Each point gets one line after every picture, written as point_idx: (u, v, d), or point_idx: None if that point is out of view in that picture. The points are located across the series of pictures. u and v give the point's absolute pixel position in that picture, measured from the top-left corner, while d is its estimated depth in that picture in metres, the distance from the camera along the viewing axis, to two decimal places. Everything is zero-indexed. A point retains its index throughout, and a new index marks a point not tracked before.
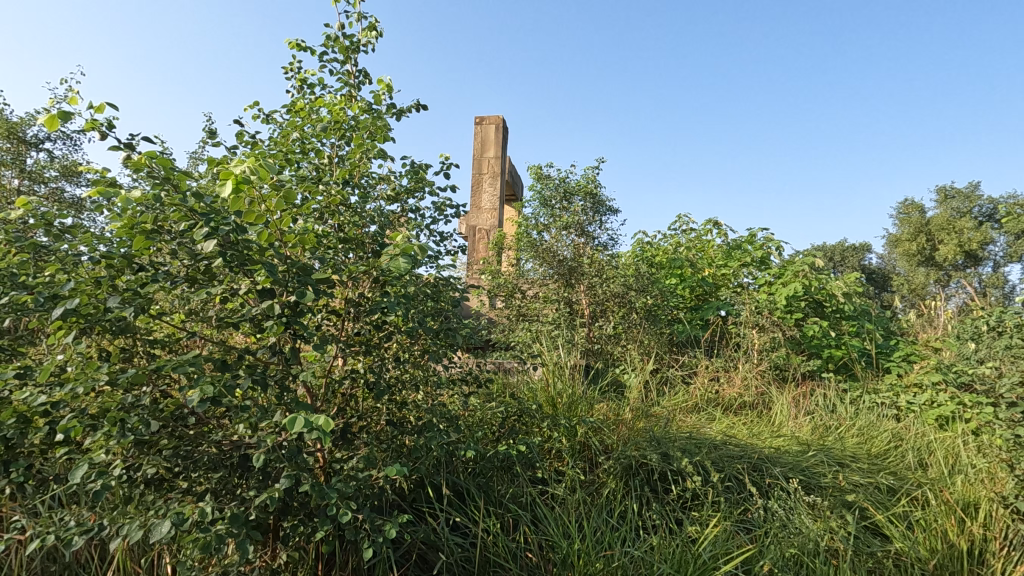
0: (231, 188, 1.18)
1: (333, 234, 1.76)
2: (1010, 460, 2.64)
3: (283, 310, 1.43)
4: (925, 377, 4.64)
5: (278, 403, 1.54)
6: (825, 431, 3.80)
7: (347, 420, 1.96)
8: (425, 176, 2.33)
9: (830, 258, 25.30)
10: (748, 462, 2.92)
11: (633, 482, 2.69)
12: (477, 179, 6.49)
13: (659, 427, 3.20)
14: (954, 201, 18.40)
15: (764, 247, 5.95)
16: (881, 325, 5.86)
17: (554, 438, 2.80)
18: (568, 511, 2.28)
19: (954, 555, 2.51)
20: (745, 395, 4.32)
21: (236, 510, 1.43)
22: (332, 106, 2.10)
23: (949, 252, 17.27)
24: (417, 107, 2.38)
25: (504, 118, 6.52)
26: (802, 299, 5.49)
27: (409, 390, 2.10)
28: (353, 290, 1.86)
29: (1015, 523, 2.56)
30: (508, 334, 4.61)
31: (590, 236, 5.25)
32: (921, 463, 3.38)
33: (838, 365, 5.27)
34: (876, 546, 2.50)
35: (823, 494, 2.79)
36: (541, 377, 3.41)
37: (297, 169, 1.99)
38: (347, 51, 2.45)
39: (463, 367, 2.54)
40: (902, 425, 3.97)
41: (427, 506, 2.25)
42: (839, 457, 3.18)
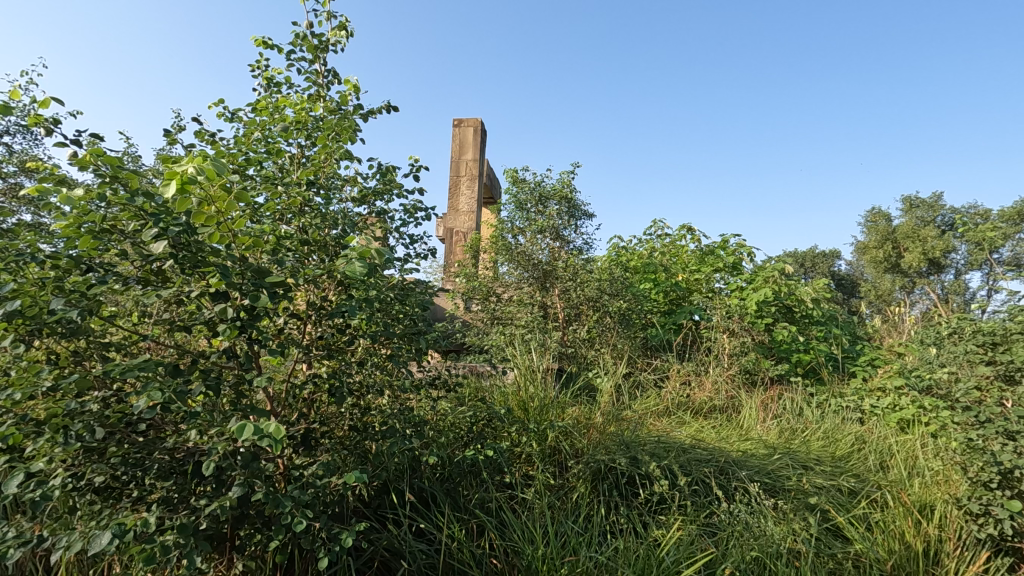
0: (175, 189, 1.14)
1: (295, 235, 1.73)
2: (964, 463, 2.73)
3: (237, 314, 1.39)
4: (888, 381, 4.78)
5: (233, 409, 1.51)
6: (791, 434, 3.88)
7: (309, 425, 1.92)
8: (394, 178, 2.31)
9: (802, 265, 25.89)
10: (715, 465, 2.96)
11: (601, 486, 2.70)
12: (454, 182, 6.47)
13: (629, 430, 3.22)
14: (919, 210, 19.01)
15: (736, 253, 6.07)
16: (848, 331, 6.02)
17: (524, 442, 2.80)
18: (534, 517, 2.27)
19: (911, 556, 2.58)
20: (715, 399, 4.38)
21: (187, 520, 1.39)
22: (297, 106, 2.07)
23: (914, 259, 17.82)
24: (386, 108, 2.36)
25: (482, 121, 6.50)
26: (772, 305, 5.60)
27: (373, 395, 2.08)
28: (316, 293, 1.83)
29: (968, 524, 2.64)
30: (483, 337, 4.59)
31: (565, 240, 5.29)
32: (883, 465, 3.47)
33: (806, 370, 5.38)
34: (836, 548, 2.55)
35: (787, 497, 2.83)
36: (514, 381, 3.40)
37: (260, 169, 1.95)
38: (316, 50, 2.42)
39: (431, 371, 2.52)
40: (865, 429, 4.07)
41: (392, 512, 2.22)
42: (804, 460, 3.24)
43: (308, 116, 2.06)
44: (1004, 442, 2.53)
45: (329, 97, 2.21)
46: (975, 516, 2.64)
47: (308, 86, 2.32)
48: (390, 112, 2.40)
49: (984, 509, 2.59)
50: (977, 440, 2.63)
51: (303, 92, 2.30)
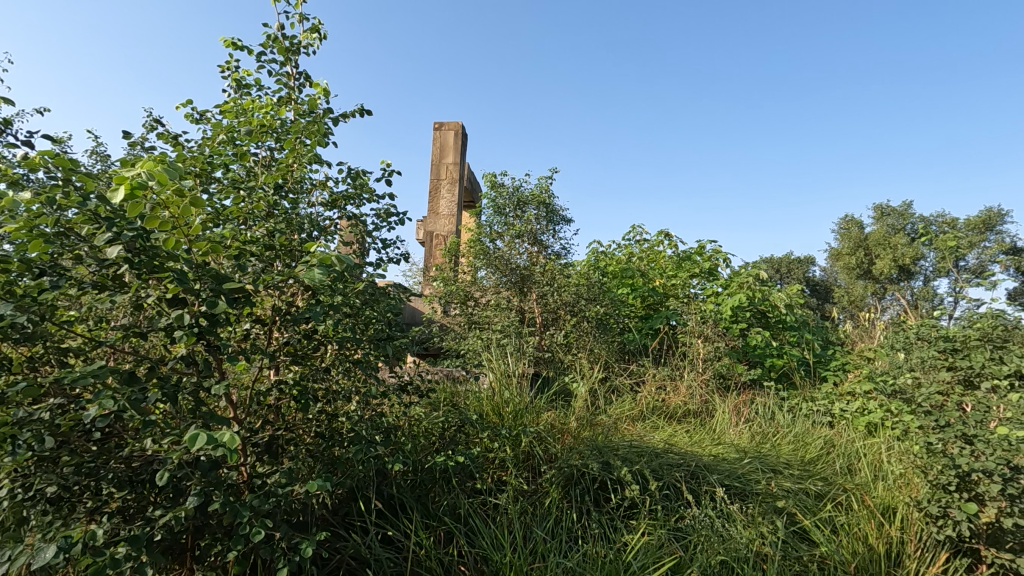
0: (124, 194, 1.12)
1: (260, 239, 1.72)
2: (925, 466, 2.80)
3: (195, 320, 1.37)
4: (857, 386, 4.90)
5: (192, 417, 1.48)
6: (762, 438, 3.94)
7: (274, 432, 1.90)
8: (365, 183, 2.30)
9: (778, 271, 26.36)
10: (686, 470, 2.98)
11: (573, 491, 2.70)
12: (434, 185, 6.45)
13: (603, 435, 3.23)
14: (890, 218, 19.51)
15: (712, 258, 6.17)
16: (820, 336, 6.15)
17: (496, 447, 2.79)
18: (503, 523, 2.27)
19: (874, 558, 2.63)
20: (689, 403, 4.43)
21: (142, 530, 1.36)
22: (265, 108, 2.05)
23: (885, 266, 18.29)
24: (358, 111, 2.35)
25: (463, 125, 6.50)
26: (746, 310, 5.69)
27: (342, 400, 2.06)
28: (282, 298, 1.81)
29: (928, 527, 2.72)
30: (460, 341, 4.57)
31: (543, 245, 5.31)
32: (849, 468, 3.54)
33: (779, 374, 5.47)
34: (803, 550, 2.60)
35: (756, 501, 2.87)
36: (489, 386, 3.39)
37: (226, 171, 1.93)
38: (287, 52, 2.39)
39: (403, 377, 2.50)
40: (834, 432, 4.15)
41: (359, 520, 2.19)
42: (773, 464, 3.28)
43: (275, 119, 2.05)
44: (962, 446, 2.60)
45: (298, 100, 2.19)
46: (935, 518, 2.71)
47: (278, 89, 2.30)
48: (362, 116, 2.40)
49: (943, 511, 2.66)
50: (937, 443, 2.70)
51: (273, 95, 2.28)
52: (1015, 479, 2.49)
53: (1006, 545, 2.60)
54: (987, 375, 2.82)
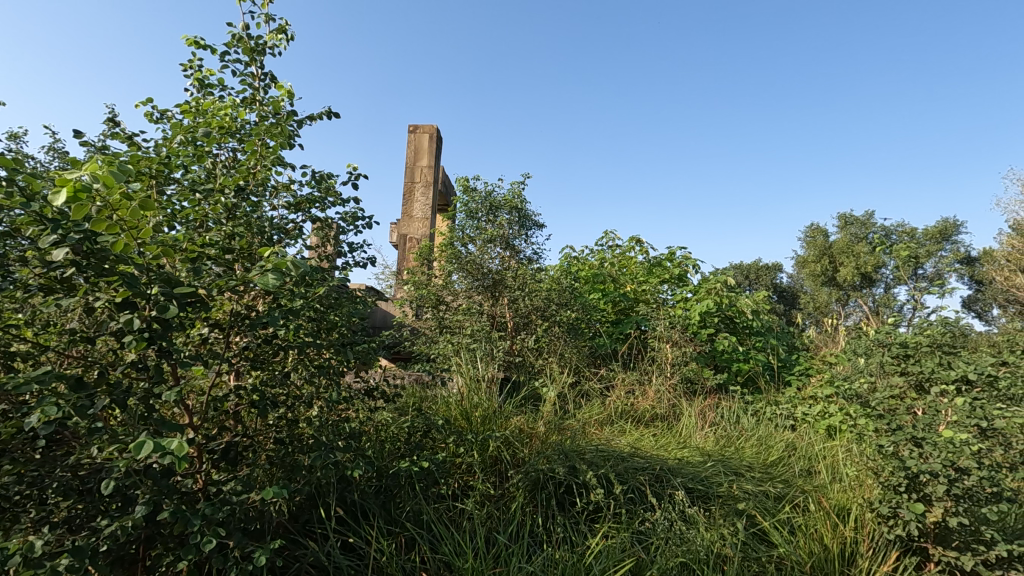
0: (65, 197, 1.10)
1: (219, 242, 1.69)
2: (878, 468, 2.90)
3: (146, 325, 1.34)
4: (818, 390, 5.04)
5: (143, 423, 1.45)
6: (727, 441, 4.02)
7: (231, 439, 1.87)
8: (330, 186, 2.29)
9: (748, 277, 26.95)
10: (651, 473, 3.02)
11: (539, 495, 2.70)
12: (409, 188, 6.42)
13: (570, 439, 3.25)
14: (854, 227, 20.12)
15: (682, 265, 6.30)
16: (784, 341, 6.32)
17: (463, 452, 2.79)
18: (466, 529, 2.27)
19: (829, 557, 2.71)
20: (657, 408, 4.49)
21: (87, 541, 1.33)
22: (227, 108, 2.02)
23: (848, 274, 18.87)
24: (325, 114, 2.33)
25: (439, 128, 6.50)
26: (714, 315, 5.82)
27: (303, 406, 2.04)
28: (240, 302, 1.78)
29: (880, 527, 2.81)
30: (430, 346, 4.55)
31: (515, 250, 5.31)
32: (809, 471, 3.63)
33: (745, 379, 5.59)
34: (761, 551, 2.66)
35: (717, 503, 2.92)
36: (458, 390, 3.38)
37: (186, 172, 1.89)
38: (253, 52, 2.36)
39: (367, 382, 2.48)
40: (796, 436, 4.26)
41: (319, 527, 2.17)
42: (736, 467, 3.35)
43: (235, 121, 2.02)
44: (912, 448, 2.70)
45: (262, 101, 2.17)
46: (886, 519, 2.81)
47: (242, 89, 2.28)
48: (330, 118, 2.39)
49: (893, 511, 2.76)
50: (888, 446, 2.79)
51: (237, 95, 2.25)
52: (959, 479, 2.60)
53: (951, 544, 2.71)
54: (936, 379, 2.94)
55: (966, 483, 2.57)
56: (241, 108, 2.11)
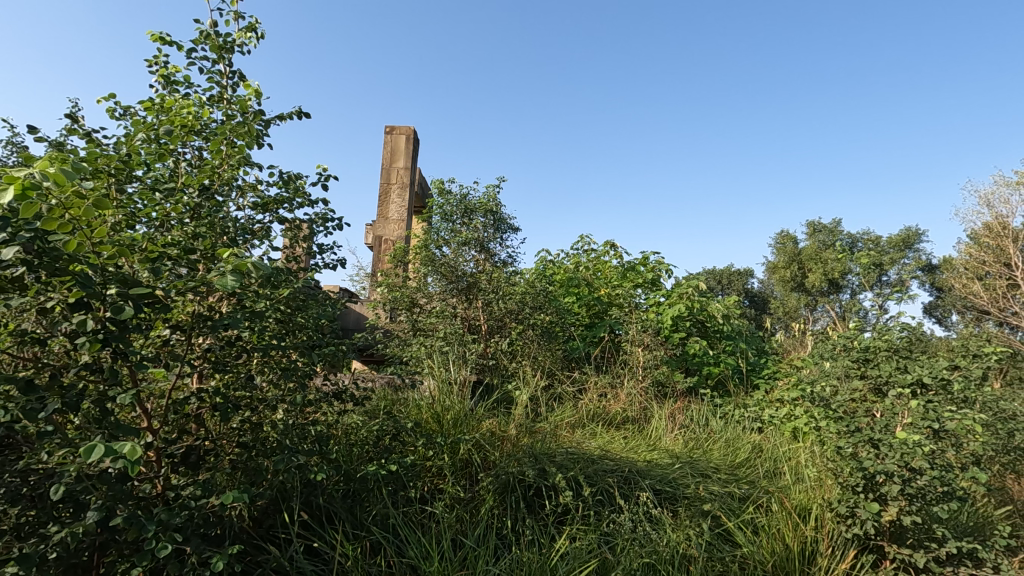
0: (13, 196, 1.07)
1: (180, 242, 1.66)
2: (838, 469, 2.99)
3: (101, 326, 1.31)
4: (785, 393, 5.17)
5: (97, 427, 1.42)
6: (695, 443, 4.09)
7: (191, 443, 1.83)
8: (298, 187, 2.27)
9: (720, 282, 27.44)
10: (620, 475, 3.05)
11: (508, 498, 2.71)
12: (384, 189, 6.38)
13: (541, 441, 3.26)
14: (822, 234, 20.65)
15: (655, 269, 6.40)
16: (754, 345, 6.46)
17: (432, 456, 2.78)
18: (433, 532, 2.27)
19: (790, 556, 2.78)
20: (628, 410, 4.54)
21: (35, 549, 1.29)
22: (192, 107, 1.98)
23: (816, 280, 19.37)
24: (295, 114, 2.31)
25: (415, 130, 6.47)
26: (686, 320, 5.91)
27: (267, 409, 2.01)
28: (201, 303, 1.75)
29: (839, 526, 2.89)
30: (403, 348, 4.53)
31: (490, 253, 5.32)
32: (774, 472, 3.72)
33: (715, 382, 5.69)
34: (725, 552, 2.72)
35: (684, 505, 2.97)
36: (429, 394, 3.36)
37: (149, 171, 1.86)
38: (221, 50, 2.33)
39: (336, 385, 2.46)
40: (763, 438, 4.36)
41: (283, 532, 2.14)
42: (703, 469, 3.40)
43: (199, 119, 1.99)
44: (869, 449, 2.79)
45: (229, 100, 2.14)
46: (844, 518, 2.89)
47: (209, 87, 2.24)
48: (300, 118, 2.37)
49: (851, 511, 2.84)
50: (848, 448, 2.88)
51: (204, 92, 2.21)
52: (913, 479, 2.70)
53: (906, 542, 2.81)
54: (894, 382, 3.04)
55: (919, 483, 2.67)
56: (206, 107, 2.08)
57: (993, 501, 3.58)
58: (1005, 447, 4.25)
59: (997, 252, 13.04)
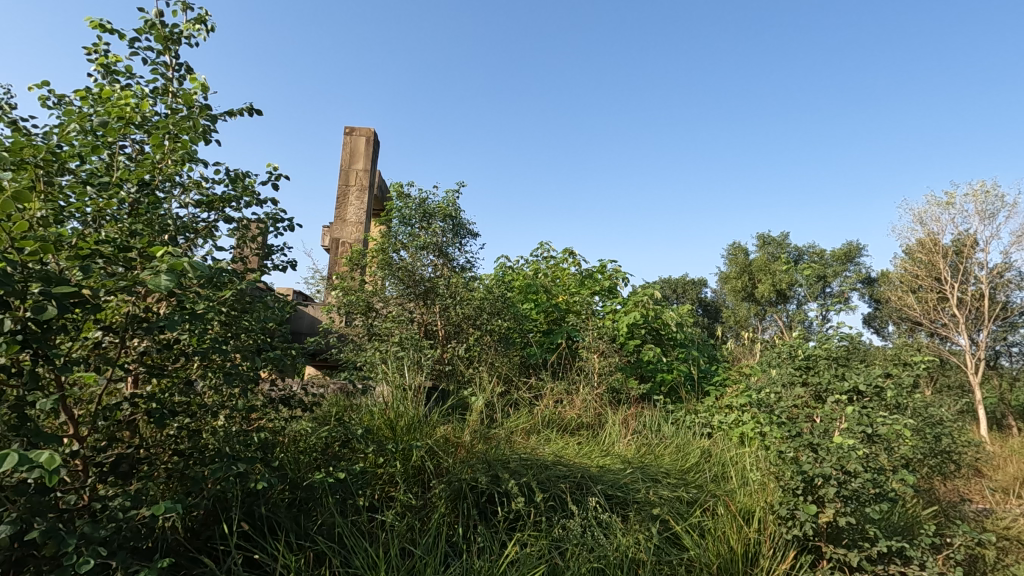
0: None
1: (115, 240, 1.58)
2: (779, 473, 3.10)
3: (20, 327, 1.24)
4: (733, 399, 5.33)
5: (14, 434, 1.33)
6: (647, 449, 4.16)
7: (122, 451, 1.74)
8: (246, 186, 2.20)
9: (676, 291, 28.11)
10: (572, 481, 3.07)
11: (460, 505, 2.68)
12: (343, 191, 6.26)
13: (495, 448, 3.25)
14: (771, 247, 21.42)
15: (612, 277, 6.52)
16: (705, 352, 6.65)
17: (383, 463, 2.74)
18: (381, 541, 2.22)
19: (734, 557, 2.86)
20: (583, 416, 4.58)
21: None
22: (132, 98, 1.90)
23: (765, 290, 20.11)
24: (246, 110, 2.25)
25: (376, 132, 6.39)
26: (641, 327, 6.04)
27: (206, 416, 1.93)
28: (137, 304, 1.66)
29: (779, 528, 3.00)
30: (357, 353, 4.44)
31: (449, 258, 5.28)
32: (721, 477, 3.82)
33: (668, 388, 5.82)
34: (673, 555, 2.77)
35: (634, 509, 3.01)
36: (383, 399, 3.30)
37: (83, 164, 1.77)
38: (167, 40, 2.23)
39: (283, 390, 2.39)
40: (712, 443, 4.48)
41: (221, 544, 2.05)
42: (653, 474, 3.46)
43: (140, 112, 1.91)
44: (809, 453, 2.91)
45: (174, 93, 2.06)
46: (785, 520, 3.00)
47: (153, 78, 2.15)
48: (251, 115, 2.30)
49: (791, 513, 2.95)
50: (789, 452, 3.00)
51: (147, 84, 2.12)
52: (848, 482, 2.82)
53: (841, 542, 2.94)
54: (832, 389, 3.18)
55: (853, 485, 2.80)
56: (148, 99, 1.99)
57: (921, 502, 3.78)
58: (933, 450, 4.50)
59: (929, 267, 13.76)
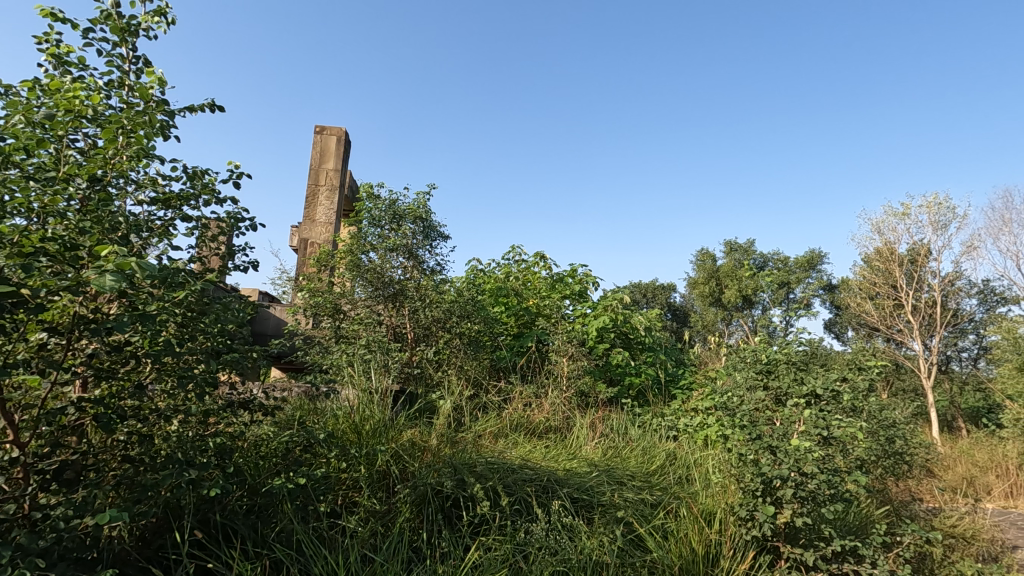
0: None
1: (62, 238, 1.52)
2: (740, 475, 3.17)
3: None
4: (699, 403, 5.43)
5: None
6: (613, 452, 4.20)
7: (68, 458, 1.68)
8: (204, 183, 2.15)
9: (646, 295, 28.49)
10: (538, 485, 3.07)
11: (425, 510, 2.65)
12: (312, 191, 6.15)
13: (462, 451, 3.23)
14: (738, 253, 21.93)
15: (583, 281, 6.59)
16: (672, 356, 6.76)
17: (347, 468, 2.69)
18: (342, 548, 2.19)
19: (695, 559, 2.91)
20: (551, 419, 4.59)
21: None
22: (83, 91, 1.83)
23: (732, 296, 20.56)
24: (207, 105, 2.19)
25: (346, 131, 6.30)
26: (610, 331, 6.11)
27: (159, 420, 1.87)
28: (86, 305, 1.61)
29: (739, 529, 3.05)
30: (324, 355, 4.36)
31: (419, 260, 5.25)
32: (685, 479, 3.88)
33: (635, 392, 5.88)
34: (636, 557, 2.80)
35: (600, 512, 3.03)
36: (348, 403, 3.24)
37: (29, 158, 1.70)
38: (123, 32, 2.16)
39: (243, 393, 2.33)
40: (677, 446, 4.54)
41: (173, 553, 1.99)
42: (619, 477, 3.49)
43: (91, 105, 1.84)
44: (768, 456, 2.98)
45: (129, 86, 2.00)
46: (745, 521, 3.06)
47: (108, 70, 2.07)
48: (212, 111, 2.23)
49: (751, 514, 3.02)
50: (749, 454, 3.07)
51: (101, 76, 2.04)
52: (804, 483, 2.90)
53: (798, 542, 3.02)
54: (792, 393, 3.27)
55: (809, 486, 2.88)
56: (101, 92, 1.92)
57: (874, 501, 3.92)
58: (887, 452, 4.67)
59: (886, 274, 14.28)
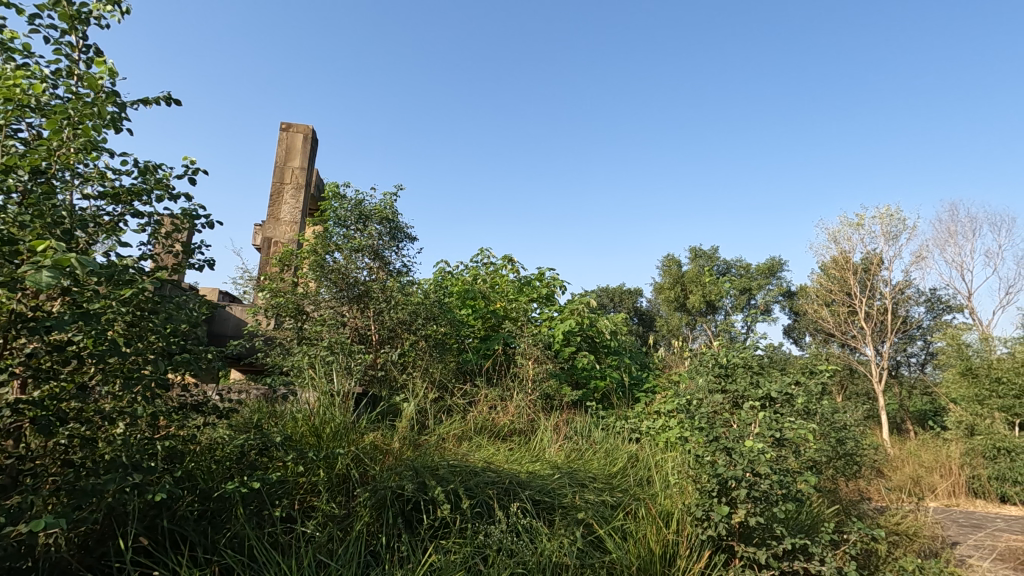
0: None
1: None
2: (698, 476, 3.24)
3: None
4: (661, 406, 5.53)
5: None
6: (576, 454, 4.23)
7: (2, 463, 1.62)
8: (157, 178, 2.08)
9: (613, 299, 28.83)
10: (500, 487, 3.06)
11: (384, 514, 2.62)
12: (276, 189, 6.02)
13: (424, 455, 3.21)
14: (703, 259, 22.43)
15: (550, 285, 6.66)
16: (637, 360, 6.87)
17: (305, 471, 2.64)
18: (296, 553, 2.14)
19: (652, 559, 2.96)
20: (516, 422, 4.60)
21: None
22: (26, 79, 1.75)
23: (696, 301, 21.02)
24: (162, 98, 2.13)
25: (313, 129, 6.18)
26: (576, 335, 6.17)
27: (103, 422, 1.81)
28: (24, 303, 1.55)
29: (696, 529, 3.12)
30: (284, 357, 4.27)
31: (385, 261, 5.19)
32: (646, 481, 3.94)
33: (600, 394, 5.94)
34: (595, 557, 2.83)
35: (560, 513, 3.05)
36: (308, 405, 3.18)
37: None
38: (73, 19, 2.08)
39: (196, 395, 2.27)
40: (639, 448, 4.61)
41: (116, 561, 1.93)
42: (581, 479, 3.52)
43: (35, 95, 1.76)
44: (724, 457, 3.06)
45: (78, 75, 1.92)
46: (701, 521, 3.13)
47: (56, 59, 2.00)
48: (167, 104, 2.17)
49: (706, 514, 3.08)
50: (706, 455, 3.15)
51: (48, 65, 1.96)
52: (757, 483, 2.99)
53: (752, 541, 3.11)
54: (748, 396, 3.35)
55: (761, 487, 2.96)
56: (47, 81, 1.85)
57: (825, 501, 4.06)
58: (838, 453, 4.86)
59: (842, 282, 14.82)
